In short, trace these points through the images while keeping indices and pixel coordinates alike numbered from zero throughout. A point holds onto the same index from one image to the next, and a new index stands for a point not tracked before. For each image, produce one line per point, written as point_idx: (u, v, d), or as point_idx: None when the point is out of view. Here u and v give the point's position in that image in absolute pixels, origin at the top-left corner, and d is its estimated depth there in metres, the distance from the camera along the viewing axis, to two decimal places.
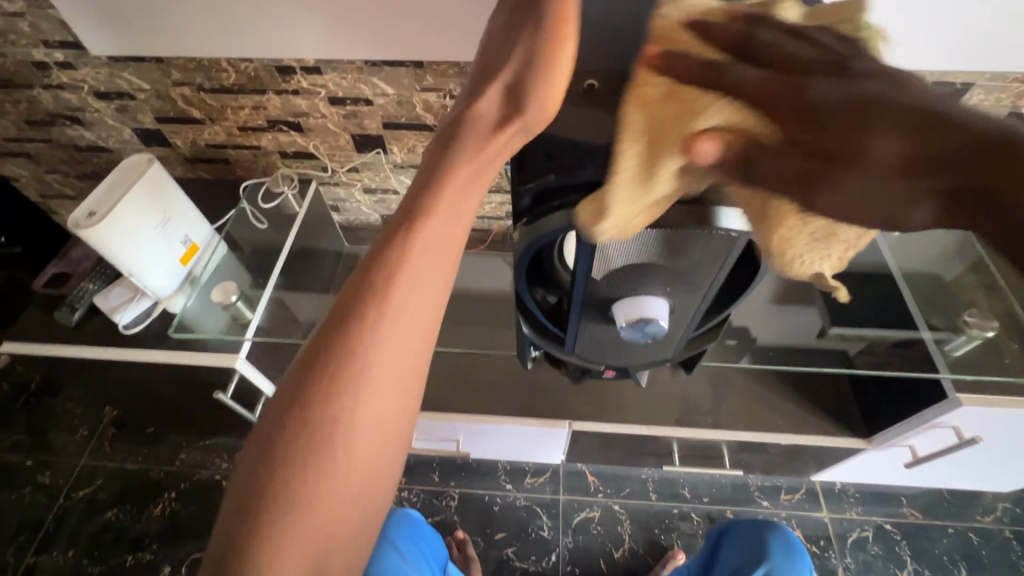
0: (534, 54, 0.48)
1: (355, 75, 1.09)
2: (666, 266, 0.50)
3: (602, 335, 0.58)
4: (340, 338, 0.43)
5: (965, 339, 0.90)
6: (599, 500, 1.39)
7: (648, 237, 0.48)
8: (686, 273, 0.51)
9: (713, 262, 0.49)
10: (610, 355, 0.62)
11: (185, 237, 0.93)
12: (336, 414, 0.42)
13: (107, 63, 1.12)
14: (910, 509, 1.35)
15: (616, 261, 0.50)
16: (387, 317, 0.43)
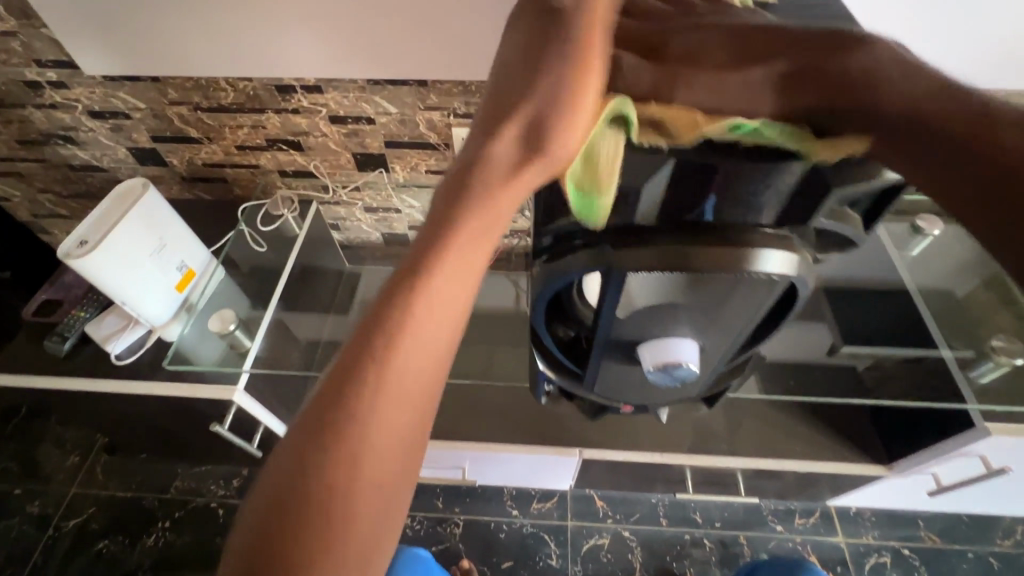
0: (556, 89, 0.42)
1: (357, 94, 1.06)
2: (698, 309, 0.46)
3: (625, 376, 0.55)
4: (340, 393, 0.37)
5: (992, 366, 0.88)
6: (608, 526, 1.35)
7: (679, 282, 0.43)
8: (719, 316, 0.47)
9: (749, 305, 0.46)
10: (632, 393, 0.58)
11: (181, 262, 0.89)
12: (334, 481, 0.35)
13: (101, 82, 1.09)
14: (927, 532, 1.32)
15: (645, 304, 0.46)
16: (391, 386, 0.38)
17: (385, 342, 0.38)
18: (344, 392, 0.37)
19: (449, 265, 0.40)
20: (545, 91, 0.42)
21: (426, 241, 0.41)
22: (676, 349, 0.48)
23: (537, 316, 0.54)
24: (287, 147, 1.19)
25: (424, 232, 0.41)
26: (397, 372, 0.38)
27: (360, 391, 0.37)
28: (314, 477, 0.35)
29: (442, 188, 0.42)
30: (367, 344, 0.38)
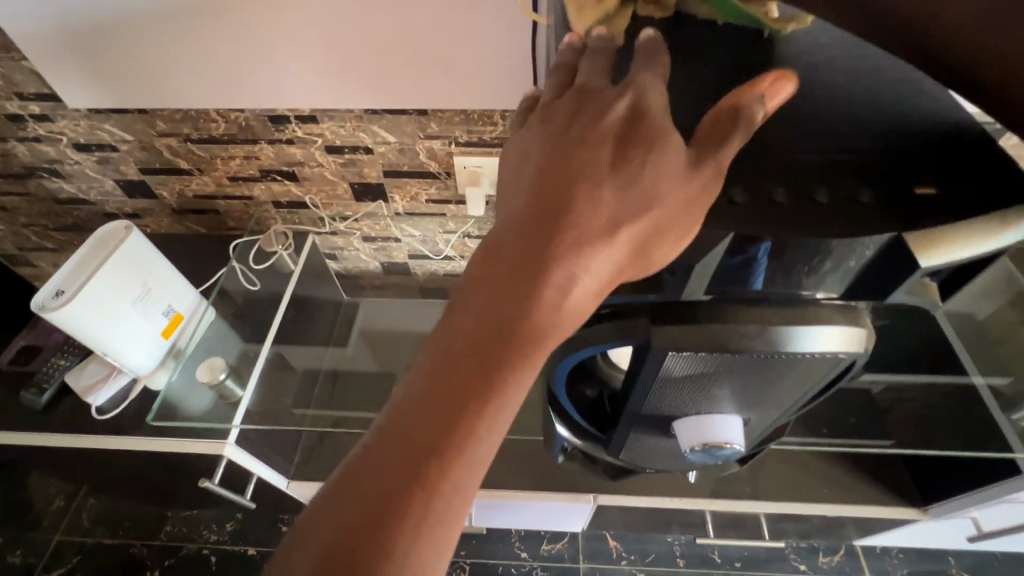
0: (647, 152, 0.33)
1: (354, 124, 1.02)
2: (745, 383, 0.41)
3: (658, 446, 0.49)
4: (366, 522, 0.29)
5: None
6: (623, 568, 1.28)
7: (725, 358, 0.38)
8: (767, 389, 0.42)
9: (803, 379, 0.40)
10: (662, 460, 0.53)
11: (168, 307, 0.84)
12: None
13: (87, 114, 1.04)
14: (959, 569, 1.25)
15: (684, 378, 0.40)
16: (439, 513, 0.30)
17: (430, 458, 0.30)
18: (378, 522, 0.29)
19: (508, 366, 0.31)
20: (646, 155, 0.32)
21: (481, 326, 0.32)
22: (714, 426, 0.43)
23: (558, 383, 0.48)
24: (282, 178, 1.14)
25: (478, 311, 0.32)
26: (445, 496, 0.30)
27: (399, 522, 0.29)
28: None
29: (505, 253, 0.33)
30: (405, 458, 0.30)
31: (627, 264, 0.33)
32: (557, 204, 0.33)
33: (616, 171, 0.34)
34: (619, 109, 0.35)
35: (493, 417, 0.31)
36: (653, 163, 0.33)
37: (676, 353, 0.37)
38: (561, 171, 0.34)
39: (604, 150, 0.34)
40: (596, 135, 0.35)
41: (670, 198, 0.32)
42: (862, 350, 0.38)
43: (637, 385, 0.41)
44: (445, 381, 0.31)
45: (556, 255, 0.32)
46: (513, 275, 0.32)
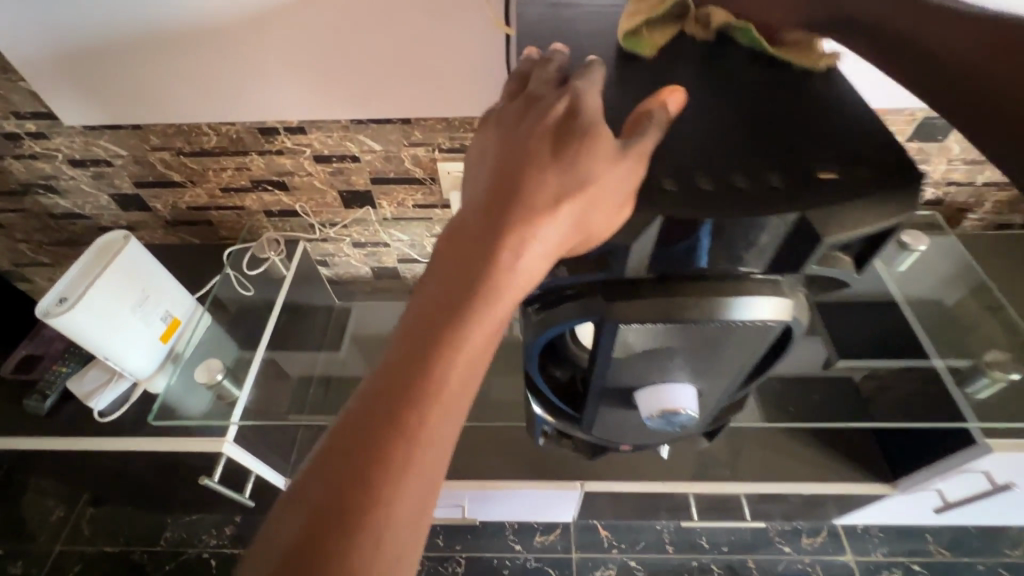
0: (584, 136, 0.39)
1: (341, 134, 1.06)
2: (695, 354, 0.46)
3: (624, 418, 0.54)
4: (362, 452, 0.34)
5: (987, 381, 0.87)
6: (614, 557, 1.32)
7: (675, 331, 0.43)
8: (716, 360, 0.46)
9: (745, 349, 0.45)
10: (630, 433, 0.57)
11: (166, 312, 0.88)
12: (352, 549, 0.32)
13: (82, 131, 1.08)
14: (936, 546, 1.30)
15: (640, 352, 0.45)
16: (418, 454, 0.34)
17: (406, 410, 0.34)
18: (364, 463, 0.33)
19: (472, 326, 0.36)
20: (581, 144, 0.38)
21: (448, 289, 0.37)
22: (669, 395, 0.47)
23: (531, 361, 0.53)
24: (272, 188, 1.19)
25: (447, 276, 0.37)
26: (422, 442, 0.34)
27: (382, 467, 0.33)
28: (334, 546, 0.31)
29: (467, 229, 0.38)
30: (384, 412, 0.34)
31: (572, 235, 0.38)
32: (510, 186, 0.38)
33: (558, 155, 0.39)
34: (558, 105, 0.40)
35: (459, 372, 0.36)
36: (590, 149, 0.38)
37: (626, 326, 0.42)
38: (509, 161, 0.39)
39: (546, 140, 0.39)
40: (539, 129, 0.40)
41: (604, 176, 0.37)
42: (792, 318, 0.43)
43: (598, 357, 0.46)
44: (417, 345, 0.36)
45: (508, 228, 0.37)
46: (472, 252, 0.37)
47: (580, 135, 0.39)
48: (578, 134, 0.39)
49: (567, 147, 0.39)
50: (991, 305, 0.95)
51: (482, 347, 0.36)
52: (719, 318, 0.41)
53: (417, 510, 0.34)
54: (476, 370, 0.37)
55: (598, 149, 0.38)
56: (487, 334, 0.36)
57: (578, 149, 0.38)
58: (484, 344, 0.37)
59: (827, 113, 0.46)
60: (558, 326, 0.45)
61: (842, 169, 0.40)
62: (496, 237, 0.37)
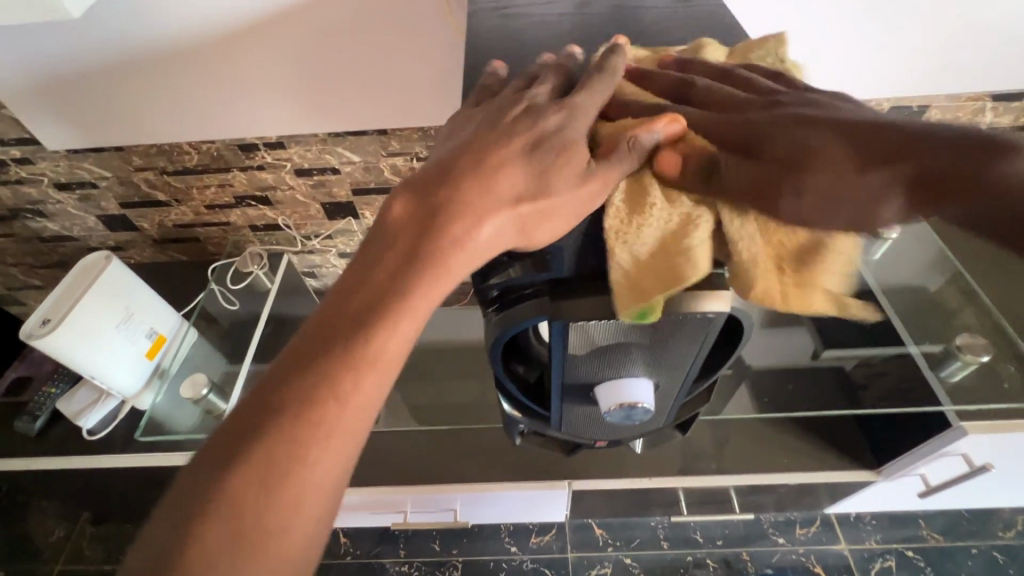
0: (555, 139, 0.44)
1: (319, 147, 1.08)
2: (649, 347, 0.47)
3: (589, 415, 0.55)
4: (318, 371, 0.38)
5: (959, 364, 0.88)
6: (609, 555, 1.32)
7: (625, 325, 0.44)
8: (670, 352, 0.48)
9: (696, 340, 0.46)
10: (598, 429, 0.58)
11: (150, 329, 0.89)
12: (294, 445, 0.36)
13: (66, 155, 1.10)
14: (929, 532, 1.30)
15: (595, 347, 0.46)
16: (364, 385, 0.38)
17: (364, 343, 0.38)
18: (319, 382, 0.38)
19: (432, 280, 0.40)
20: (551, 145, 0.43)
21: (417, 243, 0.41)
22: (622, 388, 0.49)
23: (496, 361, 0.54)
24: (256, 203, 1.20)
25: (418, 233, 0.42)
26: (349, 410, 0.37)
27: (329, 390, 0.37)
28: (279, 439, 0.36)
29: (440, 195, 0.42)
30: (321, 378, 0.37)
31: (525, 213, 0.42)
32: (483, 168, 0.43)
33: (528, 149, 0.43)
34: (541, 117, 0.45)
35: (394, 349, 0.39)
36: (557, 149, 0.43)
37: (574, 324, 0.44)
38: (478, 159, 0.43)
39: (515, 145, 0.44)
40: (515, 135, 0.44)
41: (560, 178, 0.42)
42: (737, 309, 0.44)
43: (556, 354, 0.48)
44: (361, 319, 0.39)
45: (473, 201, 0.42)
46: (424, 236, 0.41)
47: (552, 137, 0.44)
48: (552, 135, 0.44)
49: (538, 145, 0.43)
50: (967, 293, 0.95)
51: (416, 326, 0.40)
52: (663, 313, 0.43)
53: (332, 471, 0.37)
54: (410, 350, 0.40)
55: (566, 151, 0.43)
56: (421, 315, 0.40)
57: (548, 149, 0.43)
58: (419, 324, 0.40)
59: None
60: (515, 327, 0.47)
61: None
62: (461, 206, 0.41)
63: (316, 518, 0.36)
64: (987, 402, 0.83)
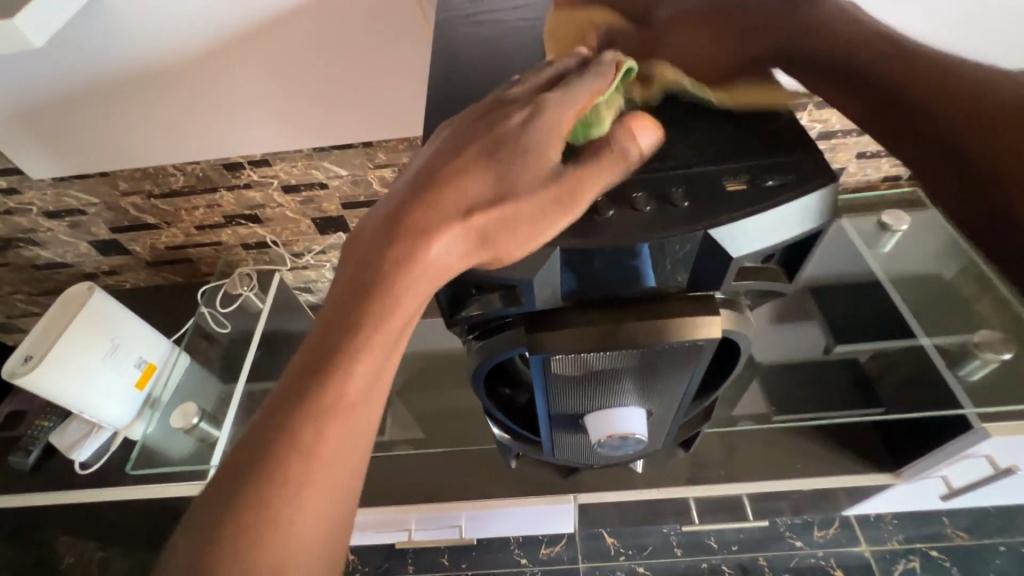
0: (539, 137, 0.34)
1: (305, 162, 1.06)
2: (638, 377, 0.44)
3: (582, 443, 0.52)
4: (281, 432, 0.34)
5: (978, 362, 0.83)
6: (622, 564, 1.29)
7: (610, 357, 0.41)
8: (661, 380, 0.45)
9: (689, 367, 0.43)
10: (594, 455, 0.55)
11: (139, 359, 0.87)
12: (264, 512, 0.33)
13: (52, 183, 1.09)
14: (954, 530, 1.26)
15: (579, 379, 0.44)
16: (327, 448, 0.34)
17: (323, 399, 0.34)
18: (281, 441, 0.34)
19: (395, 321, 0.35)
20: (531, 146, 0.34)
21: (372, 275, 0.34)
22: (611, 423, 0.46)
23: (481, 390, 0.51)
24: (246, 222, 1.19)
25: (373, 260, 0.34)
26: (317, 463, 0.34)
27: (292, 454, 0.34)
28: (246, 505, 0.33)
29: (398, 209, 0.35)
30: (277, 438, 0.34)
31: (498, 240, 0.34)
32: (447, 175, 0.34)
33: (501, 153, 0.35)
34: (505, 109, 0.36)
35: (354, 393, 0.34)
36: (533, 152, 0.34)
37: (554, 357, 0.40)
38: (428, 167, 0.35)
39: (472, 146, 0.35)
40: (473, 133, 0.36)
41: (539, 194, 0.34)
42: (731, 332, 0.41)
43: (540, 386, 0.45)
44: (311, 368, 0.34)
45: (436, 221, 0.34)
46: (366, 270, 0.34)
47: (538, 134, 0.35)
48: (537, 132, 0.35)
49: (518, 144, 0.34)
50: (982, 282, 0.91)
51: (376, 361, 0.35)
52: (649, 342, 0.39)
53: (319, 527, 0.34)
54: (374, 389, 0.35)
55: (545, 156, 0.34)
56: (379, 357, 0.35)
57: (529, 150, 0.34)
58: (379, 364, 0.35)
59: (742, 117, 0.42)
60: (494, 358, 0.44)
61: (750, 180, 0.37)
62: (425, 227, 0.34)
63: (325, 562, 0.35)
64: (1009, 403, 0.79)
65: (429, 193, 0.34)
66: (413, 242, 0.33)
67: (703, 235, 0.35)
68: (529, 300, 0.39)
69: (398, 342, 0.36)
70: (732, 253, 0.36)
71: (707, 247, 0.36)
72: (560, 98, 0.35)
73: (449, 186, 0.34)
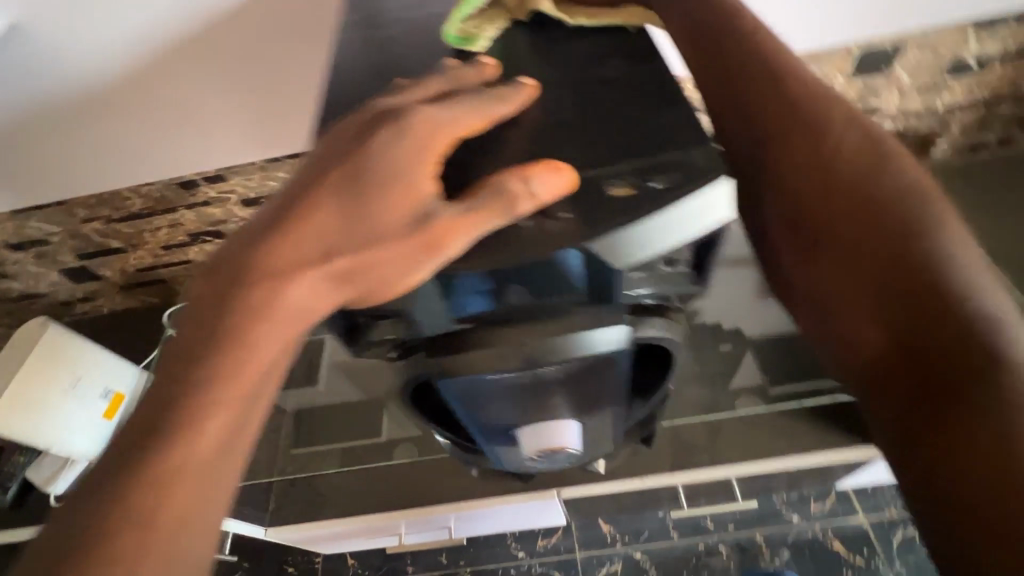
0: (400, 159, 0.33)
1: (261, 175, 1.02)
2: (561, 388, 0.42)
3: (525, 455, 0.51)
4: (129, 480, 0.32)
5: None
6: (618, 550, 1.29)
7: (524, 373, 0.39)
8: (587, 389, 0.43)
9: (611, 372, 0.41)
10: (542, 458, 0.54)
11: (105, 389, 0.87)
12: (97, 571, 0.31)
13: (10, 216, 1.08)
14: None
15: (500, 395, 0.42)
16: (177, 498, 0.33)
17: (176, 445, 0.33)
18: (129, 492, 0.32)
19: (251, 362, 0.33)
20: (390, 172, 0.33)
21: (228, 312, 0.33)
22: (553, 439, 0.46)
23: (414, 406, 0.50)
24: (211, 238, 1.17)
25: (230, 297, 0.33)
26: (169, 519, 0.32)
27: (140, 505, 0.32)
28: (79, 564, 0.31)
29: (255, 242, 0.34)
30: (126, 492, 0.32)
31: (356, 276, 0.33)
32: (305, 206, 0.34)
33: (358, 181, 0.34)
34: (375, 132, 0.34)
35: (210, 439, 0.33)
36: (391, 179, 0.33)
37: (454, 378, 0.39)
38: (288, 202, 0.34)
39: (333, 177, 0.34)
40: (336, 162, 0.34)
41: (397, 226, 0.33)
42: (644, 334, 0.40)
43: (462, 403, 0.43)
44: (167, 418, 0.33)
45: (290, 257, 0.33)
46: (218, 316, 0.33)
47: (397, 157, 0.33)
48: (397, 154, 0.34)
49: (376, 169, 0.33)
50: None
51: (234, 405, 0.34)
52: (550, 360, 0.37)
53: None
54: (231, 445, 0.34)
55: (404, 182, 0.33)
56: (234, 410, 0.34)
57: (388, 175, 0.33)
58: (234, 418, 0.34)
59: (641, 108, 0.39)
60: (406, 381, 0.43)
61: (638, 179, 0.34)
62: (279, 263, 0.33)
63: None
64: None
65: (286, 225, 0.33)
66: (268, 279, 0.33)
67: (579, 247, 0.32)
68: (418, 326, 0.37)
69: (257, 393, 0.34)
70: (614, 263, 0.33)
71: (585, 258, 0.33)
72: (434, 124, 0.34)
73: (305, 217, 0.33)
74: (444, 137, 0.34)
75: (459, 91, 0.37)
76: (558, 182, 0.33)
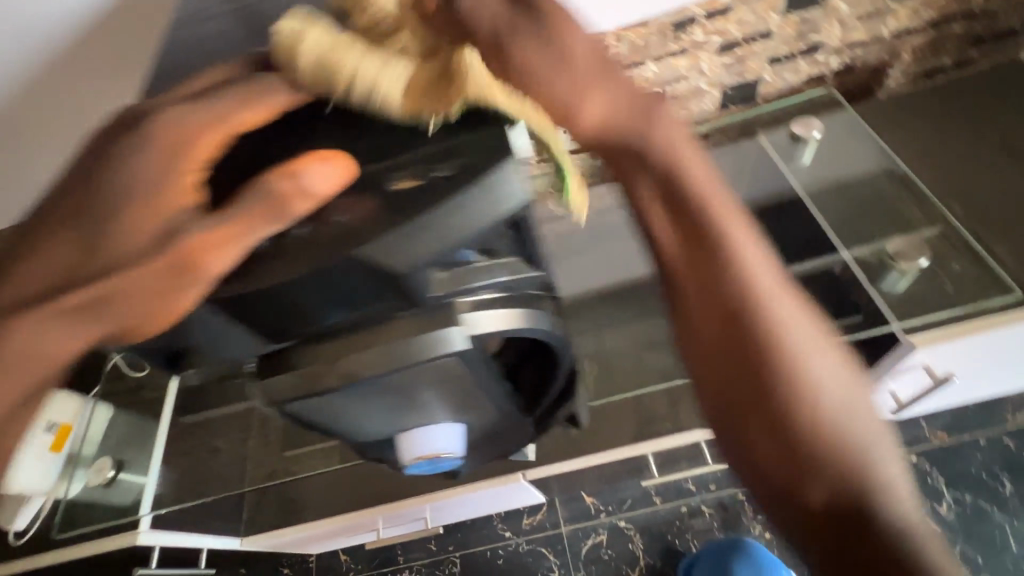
0: (135, 175, 0.34)
1: None
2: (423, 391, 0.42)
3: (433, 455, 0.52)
4: None
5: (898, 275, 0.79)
6: (602, 521, 1.29)
7: (375, 382, 0.40)
8: (449, 385, 0.43)
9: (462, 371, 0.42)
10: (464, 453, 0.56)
11: (47, 422, 0.85)
12: None
13: None
14: (933, 432, 1.21)
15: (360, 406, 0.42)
16: None
17: None
18: None
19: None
20: (122, 192, 0.34)
21: None
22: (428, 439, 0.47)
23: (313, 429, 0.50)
24: None
25: None
26: None
27: None
28: None
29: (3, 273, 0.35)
30: None
31: (87, 296, 0.33)
32: (47, 231, 0.35)
33: (91, 204, 0.34)
34: (114, 144, 0.36)
35: None
36: (121, 198, 0.34)
37: (303, 397, 0.40)
38: (34, 228, 0.36)
39: (67, 202, 0.35)
40: (73, 186, 0.35)
41: (129, 244, 0.34)
42: (506, 330, 0.40)
43: (339, 416, 0.44)
44: None
45: (29, 285, 0.34)
46: None
47: (131, 175, 0.34)
48: (131, 170, 0.34)
49: (112, 190, 0.34)
50: (907, 188, 0.91)
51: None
52: (384, 366, 0.39)
53: None
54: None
55: (132, 200, 0.34)
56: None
57: (119, 196, 0.34)
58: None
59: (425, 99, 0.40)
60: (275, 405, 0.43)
61: (424, 173, 0.37)
62: (22, 292, 0.34)
63: None
64: (933, 311, 0.75)
65: (31, 255, 0.35)
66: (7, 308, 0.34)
67: (353, 256, 0.34)
68: (246, 344, 0.39)
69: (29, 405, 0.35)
70: (401, 265, 0.34)
71: (366, 266, 0.34)
72: (174, 128, 0.36)
73: (48, 246, 0.35)
74: (201, 137, 0.36)
75: (211, 96, 0.38)
76: (327, 175, 0.33)
